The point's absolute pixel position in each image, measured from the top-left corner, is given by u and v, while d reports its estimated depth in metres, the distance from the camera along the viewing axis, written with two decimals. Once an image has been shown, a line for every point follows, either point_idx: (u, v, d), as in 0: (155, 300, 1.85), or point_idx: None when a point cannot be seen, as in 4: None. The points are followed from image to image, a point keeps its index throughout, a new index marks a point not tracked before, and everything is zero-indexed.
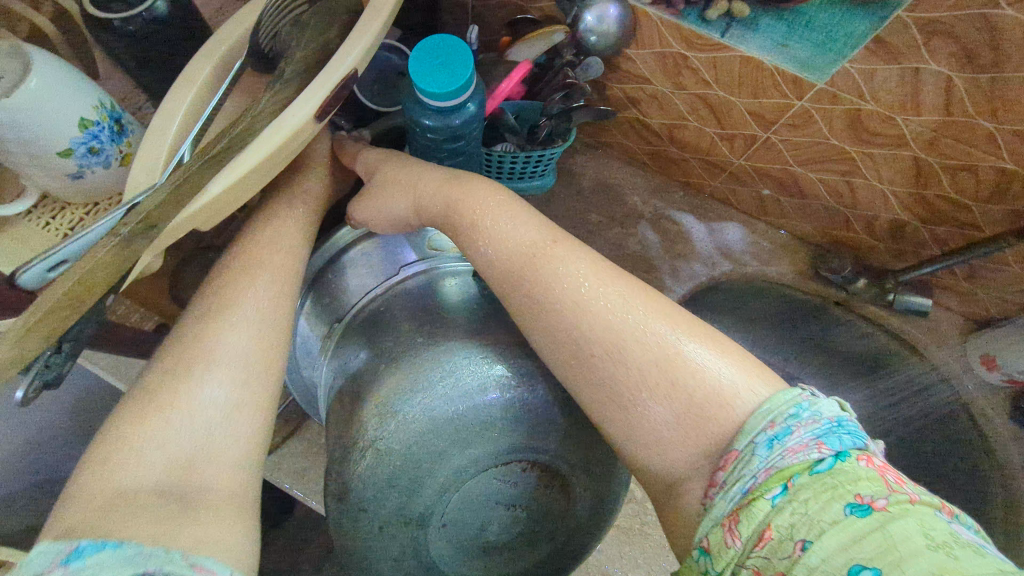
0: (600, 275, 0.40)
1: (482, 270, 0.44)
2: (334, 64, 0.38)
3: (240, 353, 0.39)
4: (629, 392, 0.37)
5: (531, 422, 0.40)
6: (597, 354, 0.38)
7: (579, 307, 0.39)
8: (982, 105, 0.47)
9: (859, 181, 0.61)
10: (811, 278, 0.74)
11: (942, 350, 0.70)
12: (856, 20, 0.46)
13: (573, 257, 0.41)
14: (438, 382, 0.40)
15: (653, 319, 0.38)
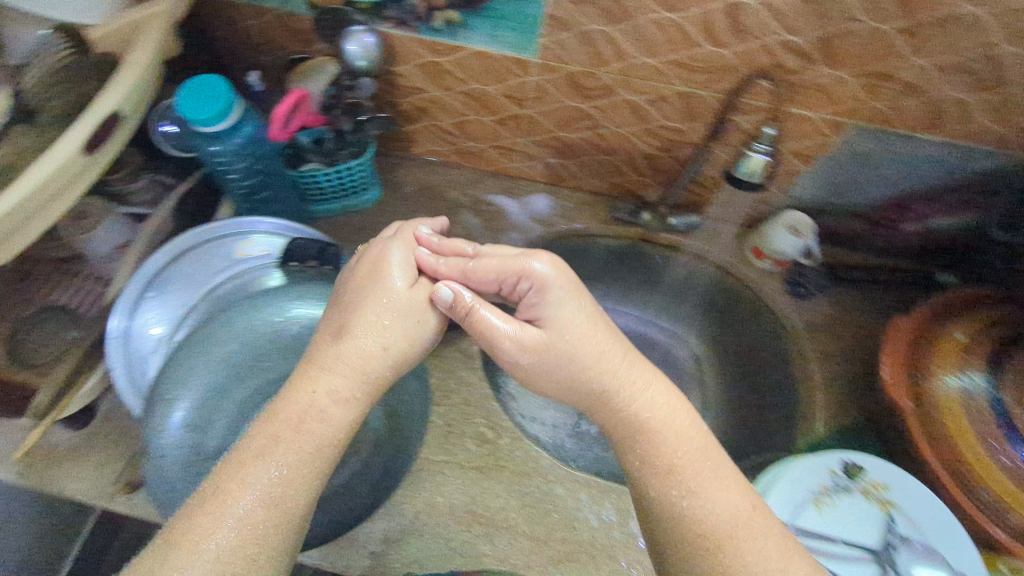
0: (594, 323, 0.50)
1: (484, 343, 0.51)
2: (98, 104, 0.48)
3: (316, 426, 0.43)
4: (632, 428, 0.46)
5: (312, 341, 0.55)
6: (599, 389, 0.48)
7: (626, 372, 0.48)
8: (638, 46, 0.61)
9: (605, 130, 0.75)
10: (611, 223, 0.86)
11: (725, 254, 0.83)
12: (529, 3, 0.60)
13: (594, 335, 0.49)
14: (240, 328, 0.54)
15: (620, 367, 0.48)
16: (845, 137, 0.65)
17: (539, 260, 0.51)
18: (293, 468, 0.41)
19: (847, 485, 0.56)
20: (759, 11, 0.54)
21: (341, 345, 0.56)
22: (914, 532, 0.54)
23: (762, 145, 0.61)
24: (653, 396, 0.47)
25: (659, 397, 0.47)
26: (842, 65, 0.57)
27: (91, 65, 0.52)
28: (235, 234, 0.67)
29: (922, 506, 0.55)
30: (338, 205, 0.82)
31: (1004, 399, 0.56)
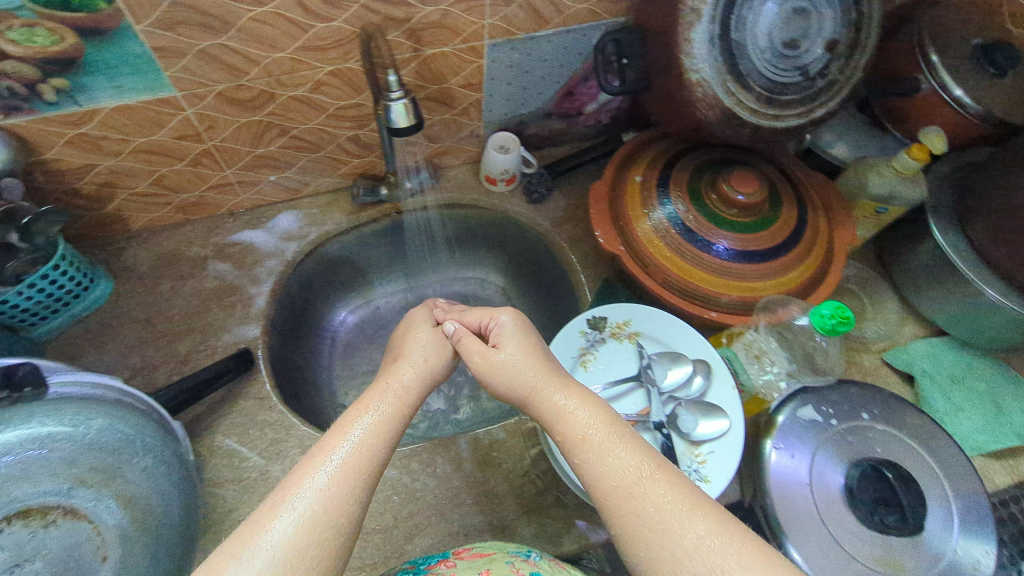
0: (553, 377, 0.54)
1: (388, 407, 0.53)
2: None
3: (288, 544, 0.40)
4: (595, 448, 0.47)
5: (14, 471, 0.41)
6: (553, 416, 0.51)
7: (570, 403, 0.51)
8: (262, 45, 0.62)
9: (296, 130, 0.77)
10: (361, 209, 0.91)
11: (469, 193, 0.92)
12: (127, 43, 0.58)
13: (557, 386, 0.53)
14: None
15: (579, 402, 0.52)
16: (488, 58, 0.73)
17: (501, 314, 0.62)
18: (328, 505, 0.43)
19: (601, 336, 0.64)
20: None
21: (53, 458, 0.42)
22: (660, 347, 0.64)
23: (393, 92, 0.59)
24: (567, 401, 0.51)
25: (584, 411, 0.50)
26: (438, 0, 0.63)
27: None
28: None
29: (656, 323, 0.65)
30: (64, 318, 0.74)
31: (678, 213, 0.67)
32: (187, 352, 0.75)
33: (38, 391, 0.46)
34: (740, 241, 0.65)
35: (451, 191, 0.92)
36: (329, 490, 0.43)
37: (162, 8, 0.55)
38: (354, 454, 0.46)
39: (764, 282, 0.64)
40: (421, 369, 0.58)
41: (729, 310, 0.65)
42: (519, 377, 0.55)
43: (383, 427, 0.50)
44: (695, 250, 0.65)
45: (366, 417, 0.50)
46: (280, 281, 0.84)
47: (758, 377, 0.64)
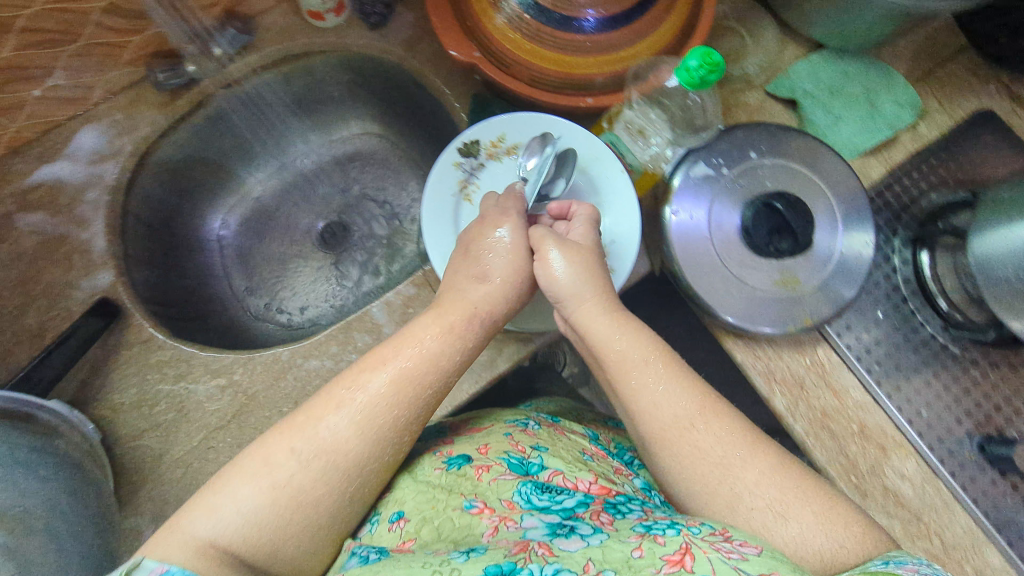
0: (643, 338, 0.50)
1: (441, 328, 0.49)
2: None
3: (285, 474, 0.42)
4: (671, 405, 0.47)
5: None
6: (630, 373, 0.49)
7: (630, 355, 0.49)
8: None
9: (25, 18, 0.59)
10: (172, 97, 0.74)
11: (297, 36, 0.76)
12: None
13: (632, 330, 0.51)
14: None
15: (656, 357, 0.49)
16: None
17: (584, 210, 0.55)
18: (336, 438, 0.43)
19: (477, 162, 0.59)
20: None
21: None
22: (544, 153, 0.60)
23: None
24: (624, 342, 0.50)
25: (629, 345, 0.50)
26: None
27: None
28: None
29: (530, 128, 0.59)
30: None
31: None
32: (39, 323, 0.66)
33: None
34: (599, 6, 0.59)
35: (278, 39, 0.76)
36: (347, 431, 0.44)
37: None
38: (388, 395, 0.45)
39: (633, 47, 0.59)
40: (484, 263, 0.54)
41: (605, 90, 0.60)
42: (582, 302, 0.52)
43: (442, 351, 0.49)
44: (552, 32, 0.59)
45: (422, 335, 0.49)
46: (113, 212, 0.71)
47: (642, 155, 0.62)
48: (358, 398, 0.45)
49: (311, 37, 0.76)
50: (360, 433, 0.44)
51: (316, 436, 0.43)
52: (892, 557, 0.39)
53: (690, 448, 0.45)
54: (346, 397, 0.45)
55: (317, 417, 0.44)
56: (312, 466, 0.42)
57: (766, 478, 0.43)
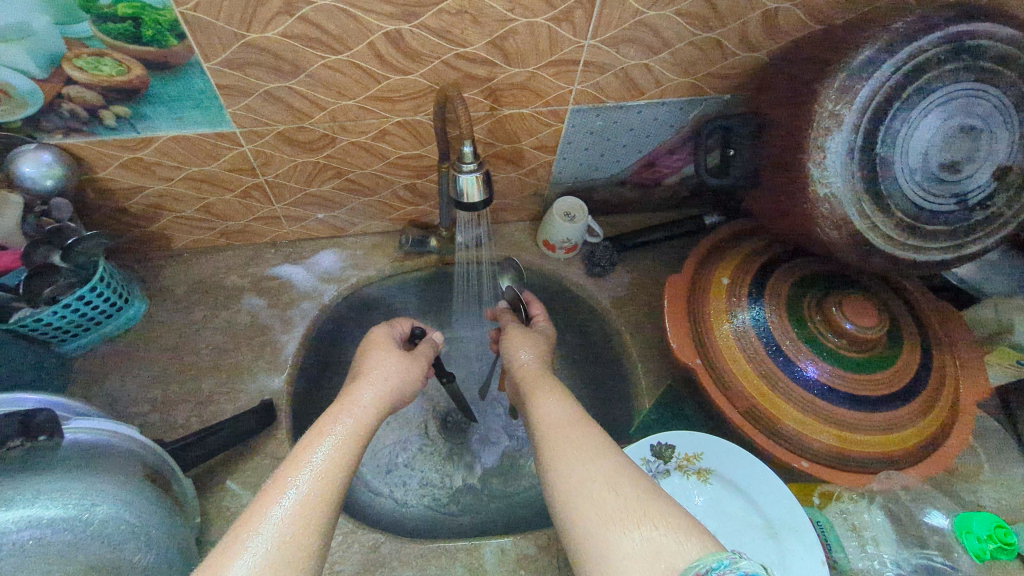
0: (574, 425, 0.48)
1: (350, 444, 0.47)
2: None
3: None
4: (595, 526, 0.39)
5: (15, 560, 0.39)
6: (559, 489, 0.43)
7: (549, 438, 0.48)
8: (331, 91, 0.58)
9: (352, 174, 0.72)
10: (406, 257, 0.85)
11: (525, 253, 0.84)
12: (193, 79, 0.54)
13: (562, 436, 0.47)
14: None
15: (582, 440, 0.46)
16: (568, 122, 0.66)
17: (563, 449, 0.46)
18: (296, 529, 0.39)
19: (665, 468, 0.61)
20: (417, 33, 0.52)
21: (50, 551, 0.41)
22: (732, 489, 0.59)
23: (466, 166, 0.52)
24: (563, 460, 0.45)
25: (571, 465, 0.44)
26: (526, 63, 0.57)
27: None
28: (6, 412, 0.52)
29: (735, 467, 0.60)
30: (96, 337, 0.72)
31: (772, 331, 0.60)
32: (209, 391, 0.72)
33: (52, 440, 0.46)
34: (848, 379, 0.58)
35: (510, 249, 0.85)
36: (304, 509, 0.41)
37: (234, 49, 0.52)
38: (315, 490, 0.42)
39: (867, 437, 0.57)
40: (382, 389, 0.56)
41: (823, 461, 0.57)
42: (542, 412, 0.52)
43: (351, 443, 0.47)
44: (786, 378, 0.58)
45: (326, 435, 0.47)
46: (312, 325, 0.79)
47: (856, 558, 0.56)
48: (300, 474, 0.43)
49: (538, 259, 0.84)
50: (308, 515, 0.40)
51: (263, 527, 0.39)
52: (714, 560, 0.34)
53: (563, 497, 0.42)
54: (279, 490, 0.41)
55: (253, 520, 0.39)
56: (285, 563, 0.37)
57: (638, 521, 0.38)
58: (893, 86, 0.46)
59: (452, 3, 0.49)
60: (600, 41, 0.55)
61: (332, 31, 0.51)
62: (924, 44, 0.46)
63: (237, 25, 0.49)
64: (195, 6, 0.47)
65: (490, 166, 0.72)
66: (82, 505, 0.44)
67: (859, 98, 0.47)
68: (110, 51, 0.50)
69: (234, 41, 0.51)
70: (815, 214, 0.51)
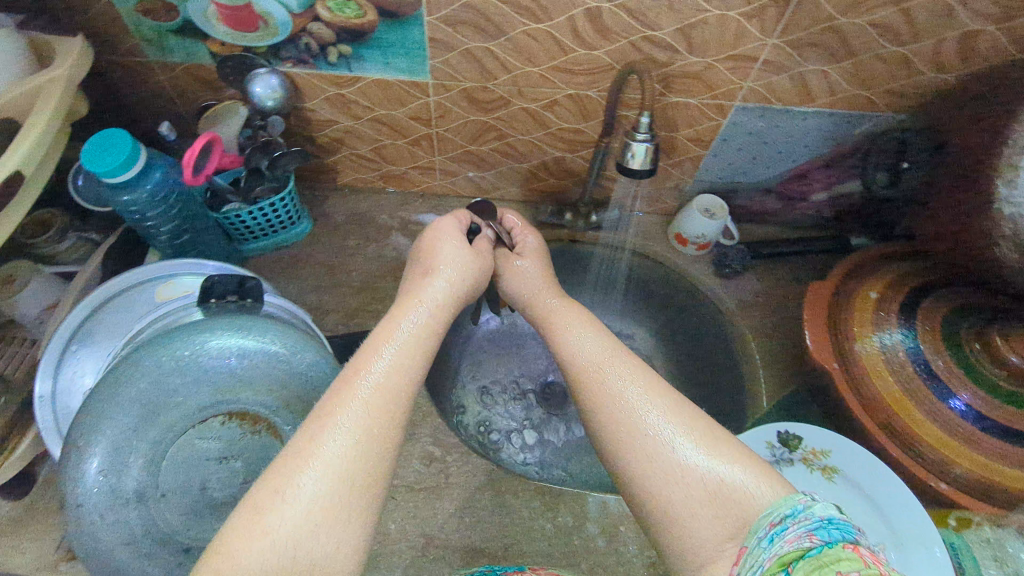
0: (631, 363, 0.50)
1: (423, 332, 0.49)
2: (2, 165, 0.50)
3: (326, 460, 0.37)
4: (653, 458, 0.42)
5: (244, 375, 0.48)
6: (610, 422, 0.45)
7: (593, 372, 0.49)
8: (521, 57, 0.64)
9: (512, 139, 0.78)
10: (538, 227, 0.91)
11: (650, 243, 0.87)
12: (412, 30, 0.63)
13: (616, 370, 0.49)
14: (208, 345, 0.47)
15: (644, 380, 0.48)
16: (730, 119, 0.68)
17: (624, 382, 0.47)
18: (371, 407, 0.41)
19: (788, 457, 0.61)
20: (614, 12, 0.57)
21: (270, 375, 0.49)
22: (859, 494, 0.58)
23: (639, 134, 0.56)
24: (631, 389, 0.47)
25: (641, 396, 0.46)
26: (706, 53, 0.60)
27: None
28: (162, 277, 0.63)
29: (867, 473, 0.58)
30: (269, 242, 0.84)
31: (922, 350, 0.58)
32: (355, 307, 0.81)
33: (257, 301, 0.55)
34: (1003, 410, 0.53)
35: (637, 237, 0.88)
36: (382, 383, 0.43)
37: (454, 7, 0.59)
38: (382, 386, 0.43)
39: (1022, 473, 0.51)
40: (457, 282, 0.57)
41: (962, 488, 0.53)
42: (570, 350, 0.53)
43: (401, 366, 0.45)
44: (935, 399, 0.55)
45: (406, 318, 0.50)
46: None
47: None
48: (386, 349, 0.46)
49: (664, 251, 0.87)
50: (364, 453, 0.39)
51: (315, 460, 0.37)
52: (788, 508, 0.37)
53: (611, 436, 0.45)
54: (330, 430, 0.39)
55: (339, 395, 0.41)
56: (354, 455, 0.38)
57: (704, 457, 0.41)
58: None
59: None
60: (785, 41, 0.57)
61: (541, 2, 0.57)
62: None
63: None
64: None
65: None
66: (296, 347, 0.50)
67: None
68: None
69: (456, 0, 0.59)
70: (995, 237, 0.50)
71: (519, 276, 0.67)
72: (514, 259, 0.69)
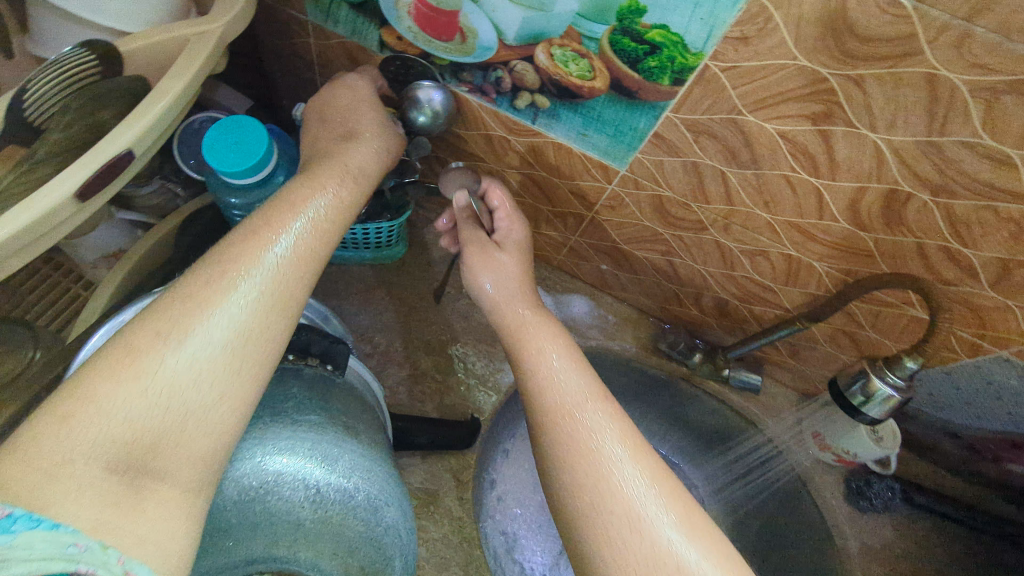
0: (596, 393, 0.44)
1: (301, 270, 0.40)
2: (102, 145, 0.38)
3: (170, 378, 0.32)
4: (618, 531, 0.36)
5: (302, 521, 0.37)
6: (574, 473, 0.39)
7: (558, 406, 0.43)
8: (758, 197, 0.49)
9: (678, 260, 0.63)
10: (652, 350, 0.76)
11: (775, 422, 0.72)
12: (639, 117, 0.48)
13: (589, 408, 0.42)
14: (268, 470, 0.37)
15: (615, 420, 0.42)
16: (979, 362, 0.52)
17: (587, 409, 0.42)
18: (235, 338, 0.35)
19: None
20: (927, 208, 0.41)
21: (333, 527, 0.37)
22: None
23: (893, 377, 0.46)
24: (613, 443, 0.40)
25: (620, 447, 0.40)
26: (1012, 295, 0.44)
27: (110, 92, 0.42)
28: None
29: None
30: (356, 255, 0.72)
31: None
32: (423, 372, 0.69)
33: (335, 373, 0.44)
34: None
35: (763, 410, 0.73)
36: (244, 313, 0.36)
37: (713, 116, 0.44)
38: (245, 326, 0.36)
39: None
40: (379, 146, 0.51)
41: None
42: (546, 383, 0.45)
43: (263, 306, 0.37)
44: None
45: (286, 232, 0.40)
46: None
47: None
48: (264, 265, 0.38)
49: (790, 441, 0.71)
50: (218, 378, 0.34)
51: (142, 366, 0.32)
52: None
53: (571, 488, 0.39)
54: (177, 332, 0.33)
55: (198, 298, 0.35)
56: (186, 382, 0.33)
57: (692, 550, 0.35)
58: None
59: (1013, 208, 0.38)
60: None
61: (835, 158, 0.42)
62: None
63: (743, 102, 0.42)
64: (729, 68, 0.40)
65: (830, 339, 0.60)
66: (382, 500, 0.39)
67: None
68: (593, 56, 0.45)
69: (719, 111, 0.44)
70: None
71: (494, 270, 0.55)
72: (489, 247, 0.56)
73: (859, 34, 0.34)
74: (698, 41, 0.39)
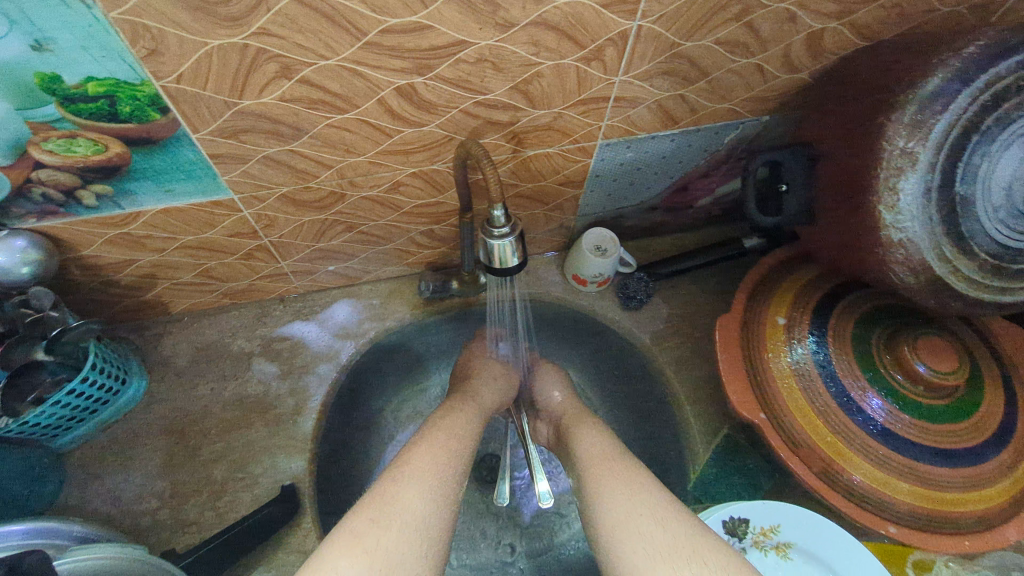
0: (597, 425, 0.59)
1: (442, 466, 0.50)
2: None
3: (375, 542, 0.41)
4: (632, 528, 0.43)
5: None
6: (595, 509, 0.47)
7: (583, 428, 0.59)
8: (338, 150, 0.52)
9: (363, 225, 0.65)
10: (425, 304, 0.79)
11: (549, 289, 0.79)
12: (180, 151, 0.48)
13: (594, 430, 0.58)
14: None
15: (612, 442, 0.55)
16: (597, 157, 0.60)
17: (593, 436, 0.57)
18: (402, 550, 0.41)
19: (741, 545, 0.56)
20: (432, 86, 0.45)
21: None
22: (818, 565, 0.56)
23: (497, 230, 0.48)
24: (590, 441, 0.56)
25: (600, 445, 0.55)
26: (551, 104, 0.50)
27: None
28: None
29: (816, 539, 0.56)
30: (91, 424, 0.66)
31: (830, 360, 0.59)
32: (222, 479, 0.66)
33: None
34: (929, 432, 0.56)
35: (534, 286, 0.79)
36: (425, 501, 0.46)
37: (226, 117, 0.45)
38: (432, 500, 0.46)
39: (963, 494, 0.54)
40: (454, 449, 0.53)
41: (912, 526, 0.55)
42: (580, 449, 0.56)
43: (435, 489, 0.47)
44: (859, 430, 0.57)
45: (438, 466, 0.50)
46: (331, 390, 0.73)
47: None
48: (415, 471, 0.48)
49: (568, 296, 0.78)
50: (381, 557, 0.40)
51: (386, 524, 0.42)
52: None
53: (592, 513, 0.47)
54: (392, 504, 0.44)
55: (399, 466, 0.49)
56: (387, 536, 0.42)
57: (667, 520, 0.43)
58: (969, 119, 0.45)
59: (470, 52, 0.43)
60: (633, 76, 0.49)
61: (336, 91, 0.44)
62: (1000, 70, 0.44)
63: (226, 94, 0.43)
64: (177, 78, 0.40)
65: (514, 206, 0.66)
66: None
67: (933, 133, 0.45)
68: (81, 131, 0.44)
69: (223, 111, 0.44)
70: (885, 257, 0.49)
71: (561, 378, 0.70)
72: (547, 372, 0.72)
73: (212, 1, 0.35)
74: (129, 72, 0.39)
